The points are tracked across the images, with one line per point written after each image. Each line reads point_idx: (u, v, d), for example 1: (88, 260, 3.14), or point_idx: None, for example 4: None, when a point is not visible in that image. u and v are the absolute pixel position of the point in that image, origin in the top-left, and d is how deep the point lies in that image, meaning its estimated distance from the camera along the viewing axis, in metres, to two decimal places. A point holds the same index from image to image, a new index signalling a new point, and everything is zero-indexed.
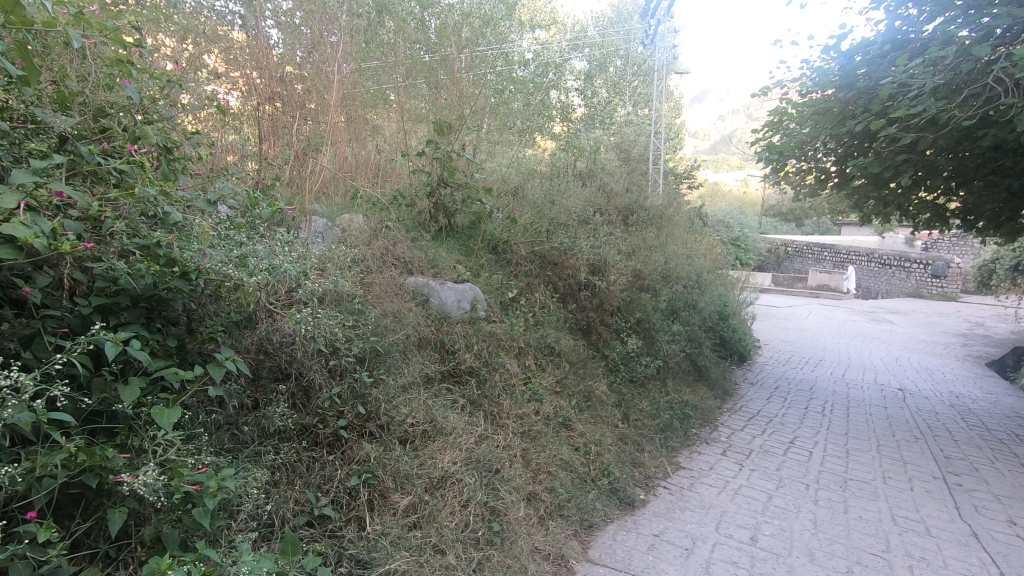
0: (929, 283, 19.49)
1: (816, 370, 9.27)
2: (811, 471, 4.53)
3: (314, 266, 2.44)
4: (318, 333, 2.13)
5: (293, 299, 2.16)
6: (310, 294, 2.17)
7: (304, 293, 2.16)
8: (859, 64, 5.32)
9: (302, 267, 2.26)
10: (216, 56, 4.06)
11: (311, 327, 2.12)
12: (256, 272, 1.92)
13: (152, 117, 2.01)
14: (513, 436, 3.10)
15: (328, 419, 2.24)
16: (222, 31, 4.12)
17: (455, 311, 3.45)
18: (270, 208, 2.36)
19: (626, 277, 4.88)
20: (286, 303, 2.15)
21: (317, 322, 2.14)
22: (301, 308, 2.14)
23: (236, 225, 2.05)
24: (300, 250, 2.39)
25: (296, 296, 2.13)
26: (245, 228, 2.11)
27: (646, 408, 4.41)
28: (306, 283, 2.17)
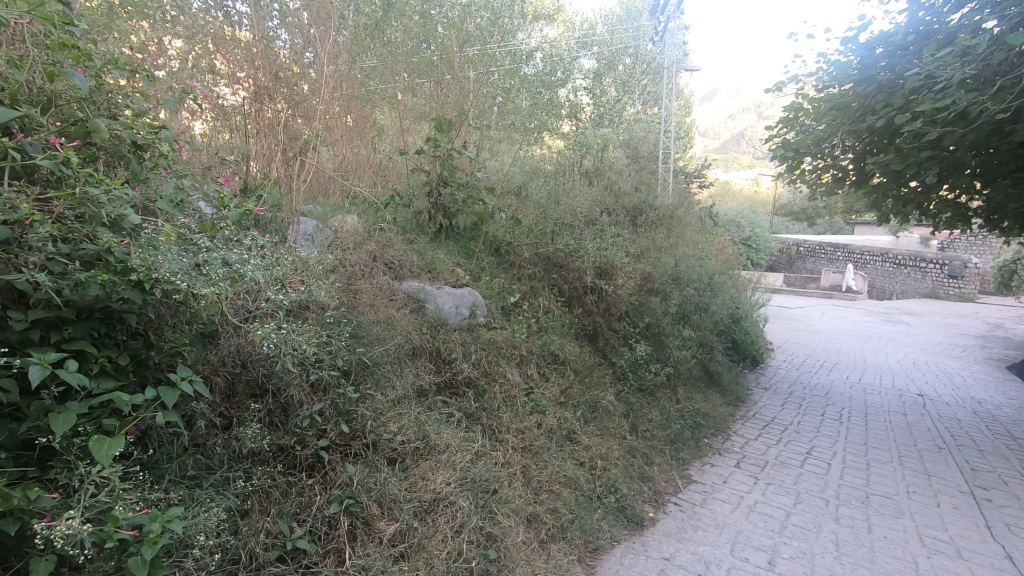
0: (945, 283, 19.04)
1: (832, 374, 8.98)
2: (830, 485, 4.30)
3: (293, 274, 2.23)
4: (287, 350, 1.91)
5: (259, 313, 1.90)
6: (279, 305, 1.93)
7: (270, 308, 1.90)
8: (878, 58, 5.10)
9: (276, 274, 2.03)
10: (221, 57, 3.85)
11: (285, 340, 1.92)
12: (218, 280, 1.70)
13: (114, 111, 1.86)
14: (513, 451, 2.90)
15: (308, 439, 2.06)
16: (228, 32, 3.93)
17: (453, 317, 3.27)
18: (245, 210, 2.18)
19: (634, 280, 4.66)
20: (250, 318, 1.88)
21: (290, 336, 1.94)
22: (272, 320, 1.92)
23: (203, 228, 1.86)
24: (278, 255, 2.21)
25: (261, 309, 1.88)
26: (215, 231, 1.94)
27: (655, 418, 4.20)
28: (277, 293, 1.93)
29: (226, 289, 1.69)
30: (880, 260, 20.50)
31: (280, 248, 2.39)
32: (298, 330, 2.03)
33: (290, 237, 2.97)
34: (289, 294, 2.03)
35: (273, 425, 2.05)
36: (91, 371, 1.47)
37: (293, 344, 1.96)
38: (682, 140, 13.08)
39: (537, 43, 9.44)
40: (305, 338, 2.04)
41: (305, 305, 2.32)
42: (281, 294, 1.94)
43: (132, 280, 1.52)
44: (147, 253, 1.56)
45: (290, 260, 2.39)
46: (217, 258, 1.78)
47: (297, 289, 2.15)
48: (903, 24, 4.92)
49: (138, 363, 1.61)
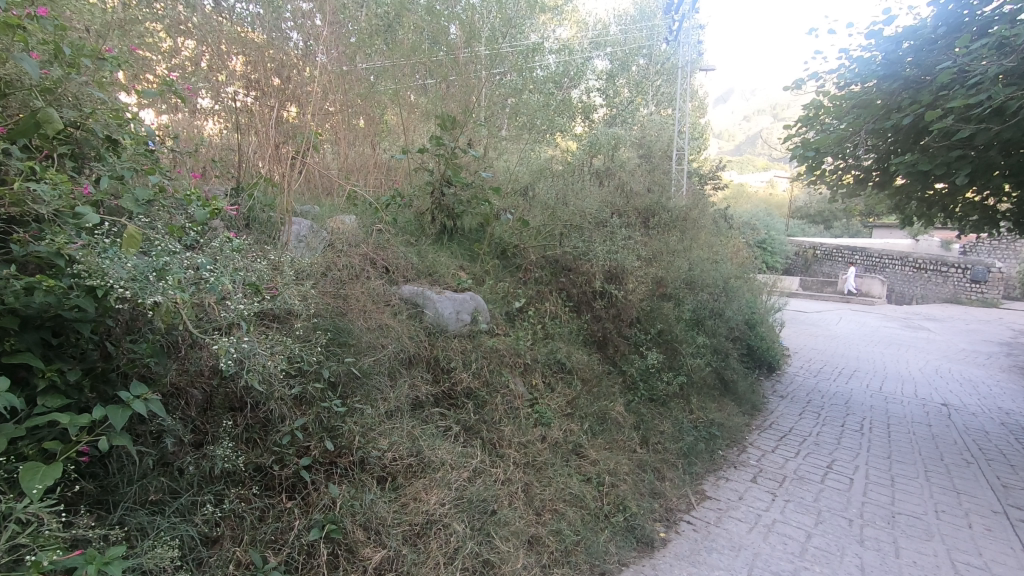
0: (968, 288, 18.52)
1: (851, 382, 8.68)
2: (853, 503, 4.06)
3: (271, 277, 2.08)
4: (261, 364, 1.70)
5: (223, 324, 1.63)
6: (251, 313, 1.72)
7: (235, 320, 1.63)
8: (905, 53, 4.89)
9: (248, 279, 1.86)
10: (237, 59, 3.73)
11: (263, 351, 1.78)
12: (187, 286, 1.54)
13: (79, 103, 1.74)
14: (515, 468, 2.72)
15: (289, 456, 1.90)
16: (242, 33, 3.81)
17: (453, 324, 3.10)
18: (214, 207, 1.99)
19: (646, 285, 4.46)
20: (216, 330, 1.62)
21: (267, 346, 1.80)
22: (245, 330, 1.74)
23: (169, 228, 1.70)
24: (257, 258, 2.06)
25: (225, 319, 1.62)
26: (185, 232, 1.78)
27: (667, 430, 3.99)
28: (250, 299, 1.76)
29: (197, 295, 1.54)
30: (899, 264, 20.02)
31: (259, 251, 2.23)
32: (275, 340, 1.89)
33: (282, 239, 2.83)
34: (264, 301, 1.87)
35: (250, 442, 1.90)
36: (38, 386, 1.34)
37: (272, 354, 1.82)
38: (697, 141, 12.82)
39: (548, 42, 9.27)
40: (279, 348, 1.89)
41: (290, 312, 2.17)
42: (253, 302, 1.74)
43: (86, 287, 1.39)
44: (101, 258, 1.41)
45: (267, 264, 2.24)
46: (187, 260, 1.61)
47: (271, 296, 2.00)
48: (933, 17, 4.67)
49: (94, 376, 1.48)
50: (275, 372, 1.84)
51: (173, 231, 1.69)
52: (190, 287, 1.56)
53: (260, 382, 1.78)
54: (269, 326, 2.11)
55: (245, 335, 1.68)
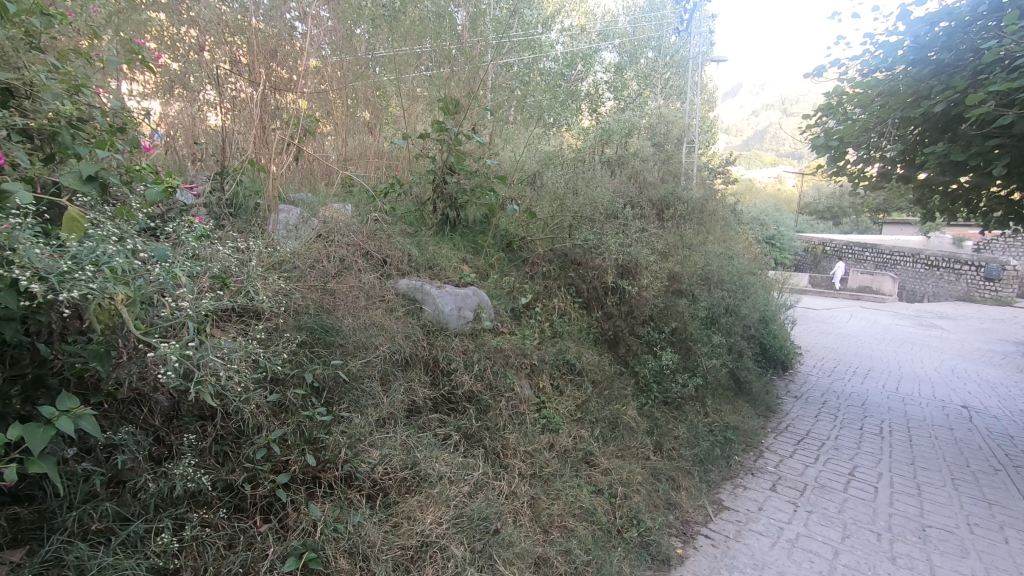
0: (981, 286, 18.14)
1: (867, 382, 8.38)
2: (880, 515, 3.81)
3: (235, 273, 1.85)
4: (217, 373, 1.47)
5: (171, 325, 1.41)
6: (203, 314, 1.49)
7: (184, 321, 1.40)
8: (934, 40, 4.60)
9: (209, 273, 1.68)
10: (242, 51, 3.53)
11: (224, 358, 1.55)
12: (130, 279, 1.31)
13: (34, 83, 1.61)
14: (520, 480, 2.48)
15: (263, 473, 1.68)
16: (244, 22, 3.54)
17: (454, 321, 2.85)
18: (168, 186, 1.85)
19: (660, 281, 4.20)
20: (161, 332, 1.39)
21: (228, 351, 1.57)
22: (199, 334, 1.52)
23: (117, 211, 1.53)
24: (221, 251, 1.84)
25: (174, 318, 1.39)
26: (134, 217, 1.60)
27: (682, 435, 3.73)
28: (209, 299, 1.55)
29: (143, 289, 1.32)
30: (911, 261, 19.62)
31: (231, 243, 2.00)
32: (243, 343, 1.66)
33: (267, 229, 2.59)
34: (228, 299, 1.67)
35: (221, 456, 1.67)
36: None
37: (234, 360, 1.59)
38: (708, 135, 12.51)
39: (556, 32, 9.01)
40: (245, 353, 1.66)
41: (267, 310, 1.94)
42: (208, 300, 1.52)
43: (7, 279, 1.14)
44: (22, 242, 1.18)
45: (237, 257, 2.01)
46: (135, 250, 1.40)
47: (234, 295, 1.76)
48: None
49: (26, 384, 1.26)
50: (241, 380, 1.61)
51: (122, 214, 1.53)
52: (135, 279, 1.33)
53: (221, 391, 1.55)
54: (238, 327, 1.88)
55: (197, 340, 1.44)
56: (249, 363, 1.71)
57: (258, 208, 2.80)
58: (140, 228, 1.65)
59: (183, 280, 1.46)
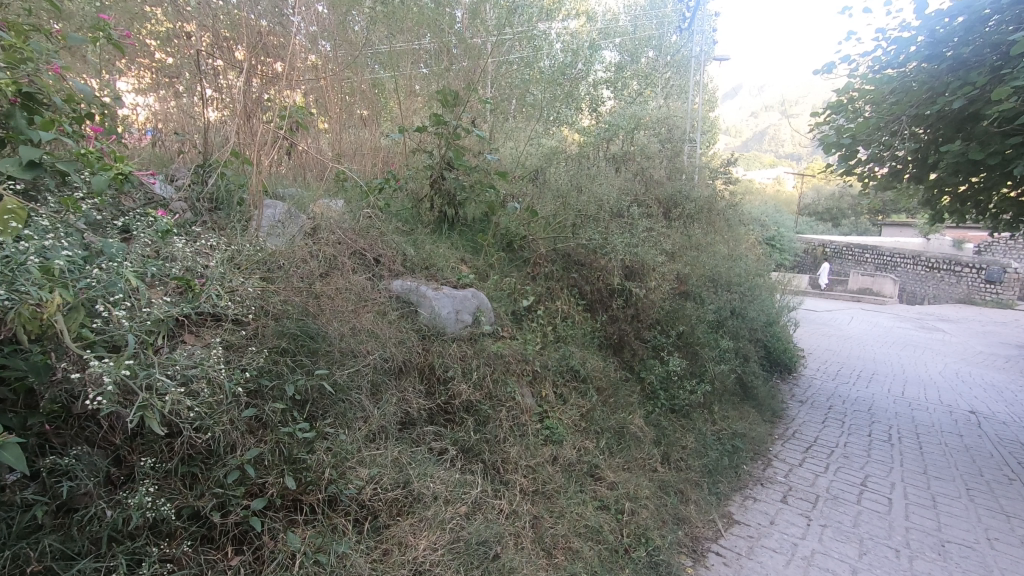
0: (982, 288, 17.97)
1: (872, 386, 8.21)
2: (897, 529, 3.63)
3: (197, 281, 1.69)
4: (164, 398, 1.34)
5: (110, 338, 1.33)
6: (148, 327, 1.42)
7: (125, 334, 1.32)
8: (952, 32, 4.41)
9: (169, 276, 1.67)
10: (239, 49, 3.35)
11: (176, 378, 1.41)
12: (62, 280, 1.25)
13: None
14: (522, 498, 2.30)
15: (235, 498, 1.50)
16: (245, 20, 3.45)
17: (452, 325, 2.68)
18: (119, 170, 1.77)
19: (669, 283, 4.02)
20: (100, 344, 1.30)
21: (182, 369, 1.44)
22: (143, 352, 1.39)
23: (61, 201, 1.48)
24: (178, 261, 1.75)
25: (110, 331, 1.31)
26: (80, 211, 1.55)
27: (690, 445, 3.55)
28: (158, 307, 1.48)
29: (77, 295, 1.26)
30: (912, 263, 19.46)
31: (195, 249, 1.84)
32: (204, 356, 1.53)
33: (251, 225, 2.41)
34: (184, 305, 1.64)
35: (189, 479, 1.49)
36: None
37: (190, 381, 1.45)
38: (711, 135, 12.33)
39: (558, 28, 8.85)
40: (209, 369, 1.50)
41: (240, 317, 1.80)
42: (154, 309, 1.46)
43: None
44: None
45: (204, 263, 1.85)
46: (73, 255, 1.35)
47: (189, 303, 1.68)
48: None
49: None
50: (201, 401, 1.47)
51: (67, 205, 1.49)
52: (69, 282, 1.26)
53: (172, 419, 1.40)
54: (214, 334, 1.70)
55: (140, 354, 1.36)
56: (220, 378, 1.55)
57: (244, 203, 2.63)
58: (88, 219, 1.60)
59: (126, 284, 1.41)
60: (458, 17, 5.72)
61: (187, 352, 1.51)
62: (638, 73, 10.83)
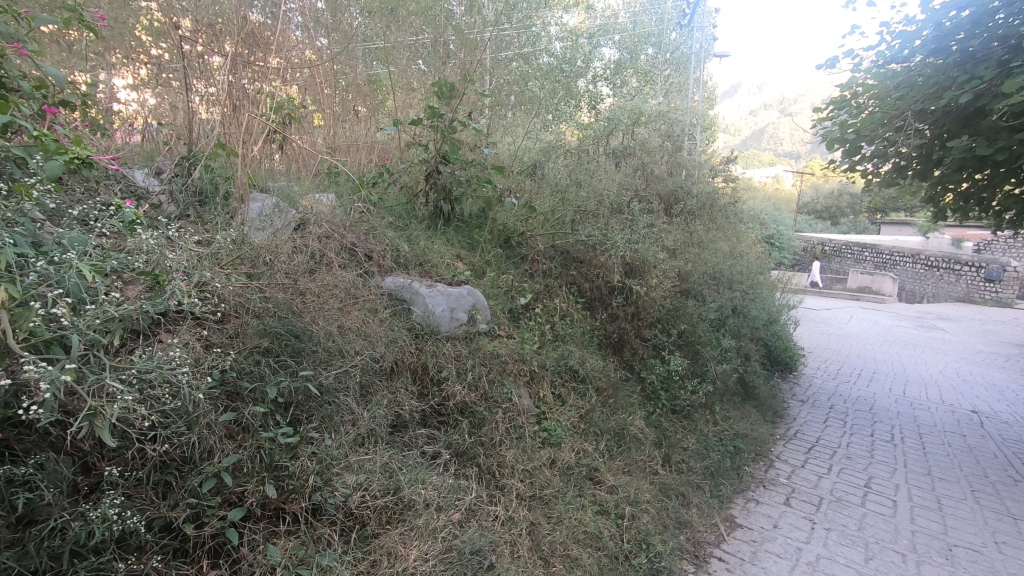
0: (981, 287, 17.89)
1: (873, 385, 8.13)
2: (903, 532, 3.55)
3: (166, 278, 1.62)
4: (113, 405, 1.24)
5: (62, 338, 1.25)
6: (101, 326, 1.33)
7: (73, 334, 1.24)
8: (957, 26, 4.29)
9: (137, 269, 1.57)
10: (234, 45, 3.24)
11: (130, 383, 1.31)
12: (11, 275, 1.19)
13: None
14: (518, 504, 2.20)
15: (210, 508, 1.41)
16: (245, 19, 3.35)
17: (446, 323, 2.58)
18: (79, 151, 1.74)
19: (670, 280, 3.92)
20: (48, 346, 1.22)
21: (139, 372, 1.31)
22: (95, 354, 1.29)
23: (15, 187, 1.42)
24: (156, 257, 1.64)
25: (64, 330, 1.23)
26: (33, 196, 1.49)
27: (692, 446, 3.46)
28: (115, 303, 1.39)
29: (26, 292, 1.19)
30: (911, 261, 19.37)
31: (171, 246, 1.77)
32: (169, 358, 1.44)
33: (236, 219, 2.31)
34: (153, 301, 1.55)
35: (163, 488, 1.40)
36: None
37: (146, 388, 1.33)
38: (710, 132, 12.26)
39: (557, 23, 8.76)
40: (172, 372, 1.40)
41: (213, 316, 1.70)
42: (112, 306, 1.36)
43: None
44: None
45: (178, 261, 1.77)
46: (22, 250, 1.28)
47: (154, 298, 1.56)
48: None
49: None
50: (166, 405, 1.37)
51: (20, 191, 1.43)
52: (17, 278, 1.19)
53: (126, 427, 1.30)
54: (190, 334, 1.63)
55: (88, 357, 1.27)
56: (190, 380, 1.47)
57: (233, 198, 2.55)
58: (45, 207, 1.55)
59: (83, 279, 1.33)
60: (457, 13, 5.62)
61: (153, 353, 1.43)
62: (637, 70, 10.75)
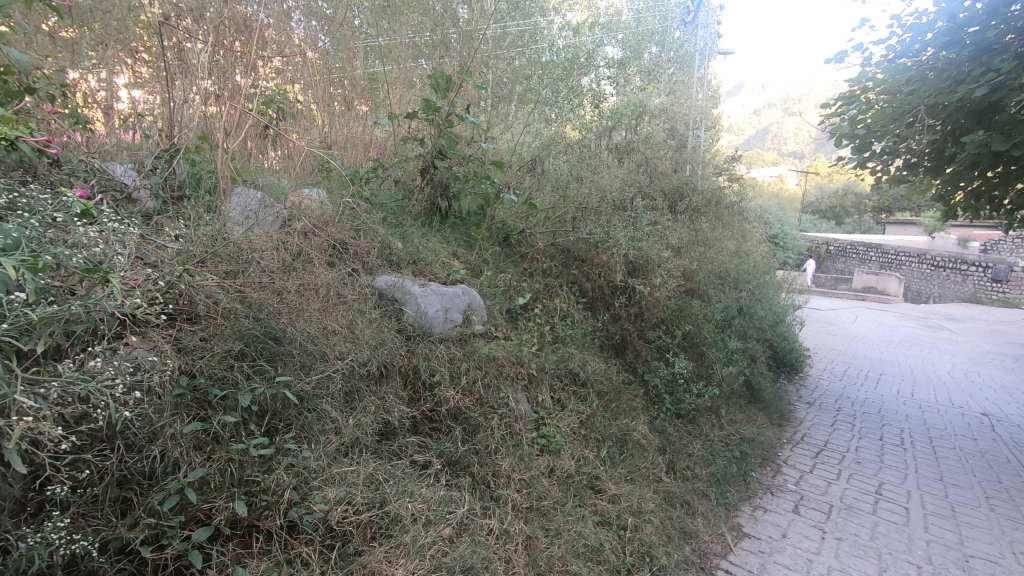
0: (988, 287, 17.63)
1: (881, 387, 7.97)
2: (917, 542, 3.41)
3: (119, 275, 1.52)
4: (30, 419, 1.12)
5: None
6: (11, 333, 1.21)
7: None
8: (972, 18, 4.13)
9: (79, 262, 1.44)
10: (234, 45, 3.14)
11: (59, 396, 1.19)
12: None
13: None
14: (514, 516, 2.07)
15: (172, 529, 1.28)
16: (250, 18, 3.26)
17: (440, 324, 2.46)
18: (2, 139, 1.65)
19: (674, 280, 3.79)
20: None
21: (66, 383, 1.21)
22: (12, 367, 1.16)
23: None
24: (114, 258, 1.55)
25: None
26: None
27: (697, 452, 3.32)
28: (31, 307, 1.27)
29: None
30: (917, 261, 19.16)
31: (129, 239, 1.68)
32: (109, 367, 1.32)
33: (218, 212, 2.20)
34: (83, 299, 1.42)
35: (123, 505, 1.30)
36: None
37: (79, 399, 1.23)
38: (714, 130, 12.12)
39: (559, 20, 8.65)
40: (114, 382, 1.29)
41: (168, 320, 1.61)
42: (23, 312, 1.24)
43: None
44: None
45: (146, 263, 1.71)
46: None
47: (83, 298, 1.42)
48: None
49: None
50: (115, 414, 1.27)
51: None
52: None
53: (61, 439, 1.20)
54: (162, 336, 1.55)
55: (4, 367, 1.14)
56: (139, 390, 1.36)
57: (217, 194, 2.43)
58: None
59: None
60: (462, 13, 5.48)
61: (96, 359, 1.32)
62: (641, 66, 10.61)
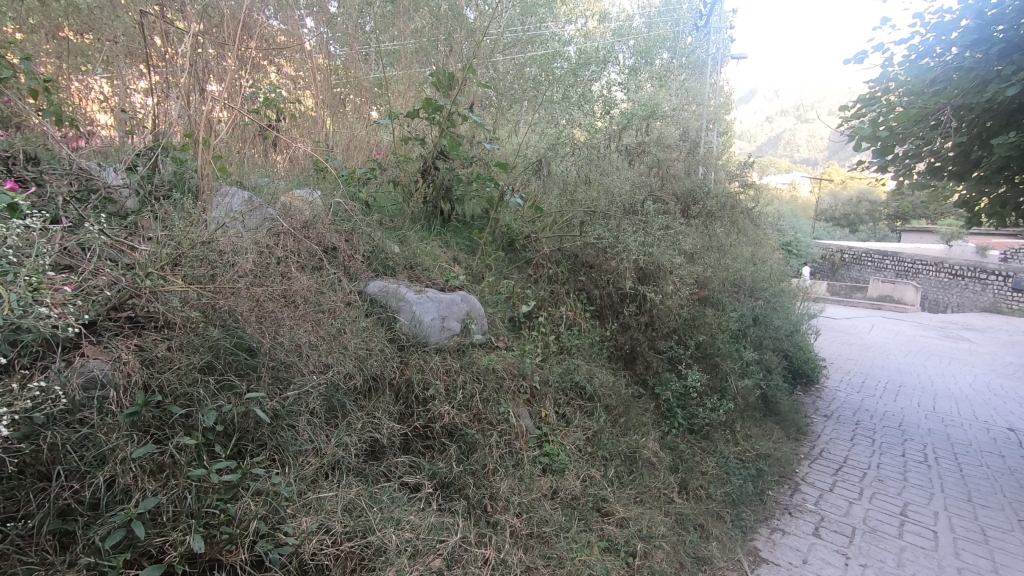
0: (1008, 297, 17.03)
1: (902, 400, 7.69)
2: (948, 570, 3.18)
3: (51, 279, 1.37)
4: None
5: None
6: None
7: None
8: (999, 16, 3.84)
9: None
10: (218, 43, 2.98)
11: None
12: None
13: None
14: (513, 544, 1.89)
15: (113, 569, 1.12)
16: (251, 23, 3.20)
17: (436, 333, 2.30)
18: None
19: (687, 288, 3.60)
20: None
21: None
22: None
23: None
24: (45, 260, 1.39)
25: None
26: None
27: (712, 471, 3.12)
28: None
29: None
30: (934, 270, 18.71)
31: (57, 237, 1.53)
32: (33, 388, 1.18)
33: (199, 211, 2.07)
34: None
35: (64, 539, 1.16)
36: None
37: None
38: (726, 135, 11.95)
39: (570, 24, 8.55)
40: (38, 402, 1.16)
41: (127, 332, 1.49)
42: None
43: None
44: None
45: (113, 266, 1.61)
46: None
47: None
48: None
49: None
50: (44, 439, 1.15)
51: None
52: None
53: None
54: (122, 346, 1.44)
55: None
56: (73, 417, 1.25)
57: (202, 197, 2.32)
58: None
59: None
60: (470, 14, 5.32)
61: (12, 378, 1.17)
62: (653, 70, 10.42)
